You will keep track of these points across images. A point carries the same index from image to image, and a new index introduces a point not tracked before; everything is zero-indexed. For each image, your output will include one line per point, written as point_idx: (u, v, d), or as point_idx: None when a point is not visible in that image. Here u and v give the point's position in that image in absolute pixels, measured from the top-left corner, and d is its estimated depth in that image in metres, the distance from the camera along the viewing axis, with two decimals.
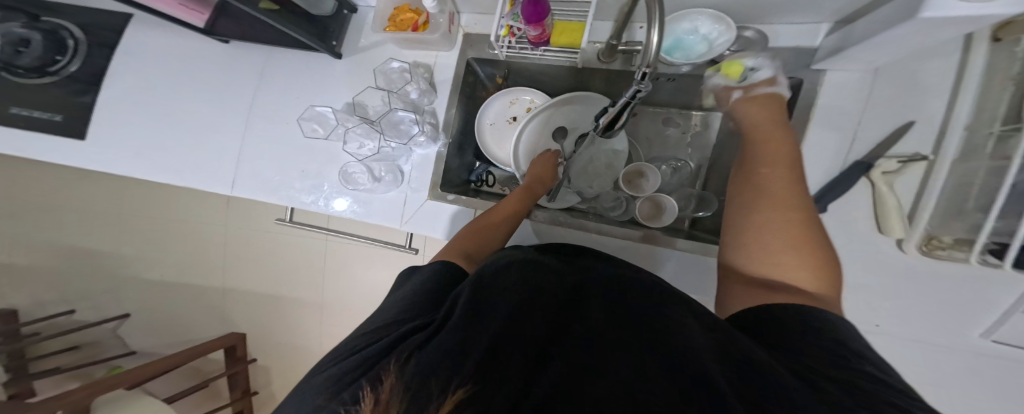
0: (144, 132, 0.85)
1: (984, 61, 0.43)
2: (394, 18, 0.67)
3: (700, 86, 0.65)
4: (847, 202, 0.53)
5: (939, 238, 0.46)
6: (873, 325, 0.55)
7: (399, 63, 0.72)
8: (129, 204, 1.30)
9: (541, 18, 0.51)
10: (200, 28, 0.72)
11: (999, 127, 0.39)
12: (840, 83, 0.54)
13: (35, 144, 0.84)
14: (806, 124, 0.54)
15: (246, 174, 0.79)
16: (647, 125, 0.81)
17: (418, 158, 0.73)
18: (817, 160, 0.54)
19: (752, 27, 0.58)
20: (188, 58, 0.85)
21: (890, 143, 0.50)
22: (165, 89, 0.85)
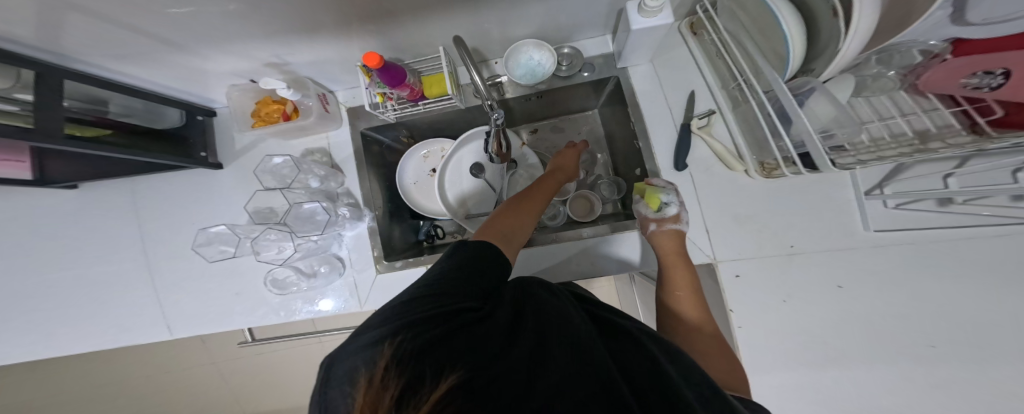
0: (49, 314, 0.76)
1: (697, 44, 0.62)
2: (258, 112, 0.63)
3: (561, 97, 0.74)
4: (693, 154, 0.67)
5: (768, 162, 0.56)
6: (790, 246, 0.60)
7: (282, 157, 0.68)
8: (70, 376, 1.17)
9: (400, 78, 0.55)
10: (29, 180, 0.64)
11: (733, 84, 0.56)
12: (642, 74, 0.69)
13: None
14: (636, 106, 0.68)
15: (181, 314, 0.74)
16: (547, 136, 0.85)
17: (351, 240, 0.71)
18: (665, 131, 0.68)
19: (568, 45, 0.67)
20: (62, 223, 0.75)
21: (689, 107, 0.66)
22: (50, 262, 0.76)
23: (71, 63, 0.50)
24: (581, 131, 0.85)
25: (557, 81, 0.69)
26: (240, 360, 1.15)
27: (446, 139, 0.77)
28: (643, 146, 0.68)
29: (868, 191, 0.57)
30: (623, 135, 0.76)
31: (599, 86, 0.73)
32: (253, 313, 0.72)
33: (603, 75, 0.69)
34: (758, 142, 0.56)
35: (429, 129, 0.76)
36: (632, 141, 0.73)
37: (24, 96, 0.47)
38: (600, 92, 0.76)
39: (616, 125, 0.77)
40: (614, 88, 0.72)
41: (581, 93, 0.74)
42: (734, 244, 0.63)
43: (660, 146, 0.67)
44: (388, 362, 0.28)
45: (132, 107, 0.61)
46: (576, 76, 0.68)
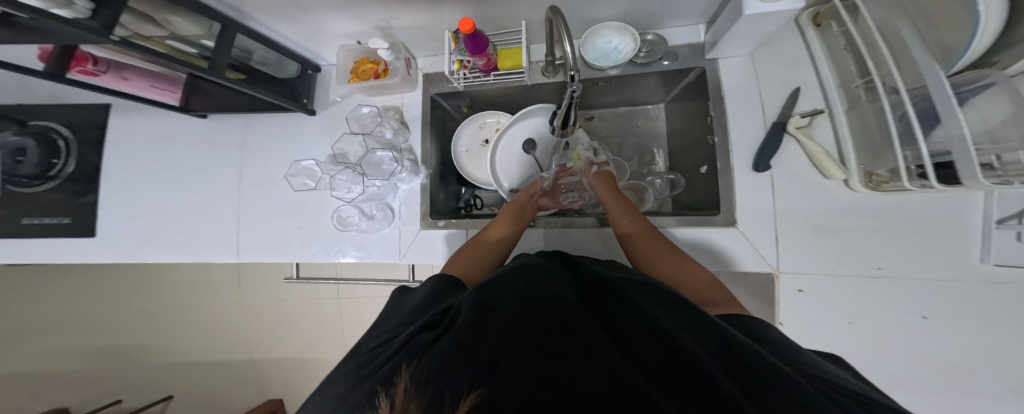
0: (153, 219, 0.89)
1: (819, 39, 0.57)
2: (355, 69, 0.69)
3: (632, 85, 0.74)
4: (781, 154, 0.63)
5: (878, 173, 0.51)
6: (876, 268, 0.56)
7: (369, 108, 0.74)
8: (127, 289, 1.28)
9: (483, 47, 0.54)
10: (175, 106, 0.77)
11: (860, 81, 0.50)
12: (732, 67, 0.65)
13: (52, 248, 0.89)
14: (721, 100, 0.65)
15: (250, 240, 0.83)
16: (605, 124, 0.85)
17: (404, 193, 0.76)
18: (743, 129, 0.65)
19: (651, 32, 0.67)
20: (175, 143, 0.89)
21: (791, 105, 0.61)
22: (159, 173, 0.90)
23: (245, 20, 0.63)
24: (638, 124, 0.84)
25: (632, 68, 0.68)
26: (267, 306, 1.19)
27: (503, 112, 0.74)
28: (719, 141, 0.66)
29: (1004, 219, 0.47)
30: (692, 130, 0.74)
31: (677, 77, 0.70)
32: (307, 247, 0.79)
33: (687, 64, 0.67)
34: (875, 149, 0.50)
35: (489, 102, 0.76)
36: (707, 137, 0.69)
37: (207, 43, 0.59)
38: (672, 85, 0.74)
39: (679, 121, 0.78)
40: (695, 80, 0.69)
41: (653, 83, 0.73)
42: (800, 256, 0.61)
43: (740, 144, 0.64)
44: (405, 383, 0.31)
45: (267, 57, 0.71)
46: (655, 63, 0.67)
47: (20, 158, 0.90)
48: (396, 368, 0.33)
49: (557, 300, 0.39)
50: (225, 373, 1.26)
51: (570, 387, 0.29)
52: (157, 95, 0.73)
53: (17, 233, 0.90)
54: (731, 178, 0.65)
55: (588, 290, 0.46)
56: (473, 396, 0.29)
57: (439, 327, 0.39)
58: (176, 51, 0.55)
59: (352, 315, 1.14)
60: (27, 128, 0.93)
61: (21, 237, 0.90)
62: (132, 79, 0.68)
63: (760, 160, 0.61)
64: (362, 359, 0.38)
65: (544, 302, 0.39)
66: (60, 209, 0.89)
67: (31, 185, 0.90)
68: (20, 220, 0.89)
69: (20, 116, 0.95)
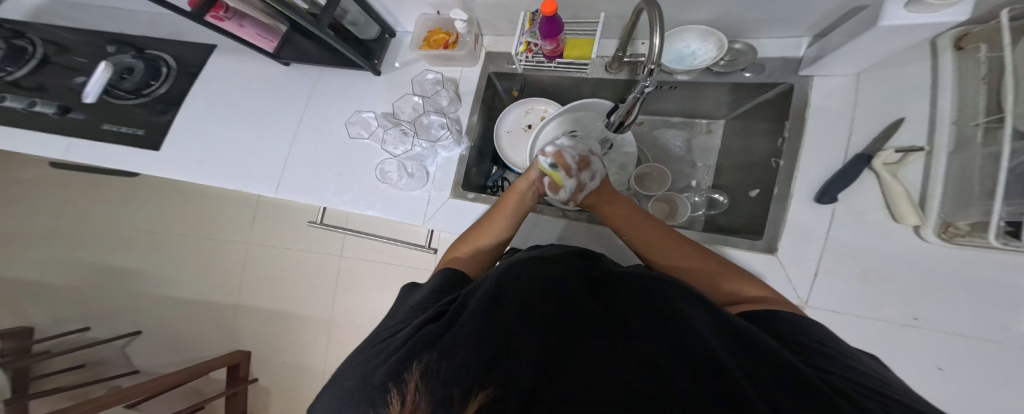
0: (210, 143, 0.97)
1: (952, 65, 0.55)
2: (428, 38, 0.73)
3: (701, 95, 0.74)
4: (853, 190, 0.60)
5: (956, 225, 0.51)
6: (912, 318, 0.54)
7: (433, 75, 0.79)
8: (138, 215, 1.30)
9: (555, 34, 0.58)
10: (269, 53, 0.86)
11: (984, 119, 0.50)
12: (830, 85, 0.64)
13: (119, 155, 0.97)
14: (801, 122, 0.64)
15: (291, 178, 0.88)
16: (652, 131, 0.87)
17: (442, 160, 0.80)
18: (818, 159, 0.62)
19: (739, 41, 0.69)
20: (250, 80, 0.99)
21: (886, 138, 0.58)
22: (227, 103, 1.00)
23: None
24: (692, 138, 0.84)
25: (706, 75, 0.69)
26: (268, 251, 1.21)
27: (554, 103, 0.78)
28: (784, 165, 0.64)
29: None
30: (752, 151, 0.74)
31: (757, 91, 0.69)
32: (340, 194, 0.83)
33: (774, 78, 0.66)
34: (966, 197, 0.50)
35: (540, 91, 0.79)
36: (772, 160, 0.68)
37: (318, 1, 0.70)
38: (742, 101, 0.73)
39: (740, 141, 0.77)
40: (775, 97, 0.68)
41: (718, 95, 0.73)
42: (837, 292, 0.57)
43: (804, 175, 0.62)
44: (417, 376, 0.32)
45: (357, 19, 0.80)
46: (734, 74, 0.67)
47: (125, 76, 1.03)
48: (407, 359, 0.34)
49: (567, 309, 0.39)
50: (210, 313, 1.26)
51: (576, 396, 0.29)
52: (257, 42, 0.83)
53: (94, 136, 0.99)
54: (786, 206, 0.63)
55: (602, 287, 0.44)
56: (481, 395, 0.30)
57: (449, 317, 0.39)
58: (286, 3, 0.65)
59: (349, 272, 1.15)
60: (142, 55, 1.08)
61: (95, 141, 0.99)
62: (246, 26, 0.79)
63: (826, 191, 0.59)
64: (375, 346, 0.39)
65: (556, 305, 0.39)
66: (140, 122, 1.00)
67: (120, 97, 1.03)
68: (101, 125, 1.00)
69: (139, 43, 1.11)
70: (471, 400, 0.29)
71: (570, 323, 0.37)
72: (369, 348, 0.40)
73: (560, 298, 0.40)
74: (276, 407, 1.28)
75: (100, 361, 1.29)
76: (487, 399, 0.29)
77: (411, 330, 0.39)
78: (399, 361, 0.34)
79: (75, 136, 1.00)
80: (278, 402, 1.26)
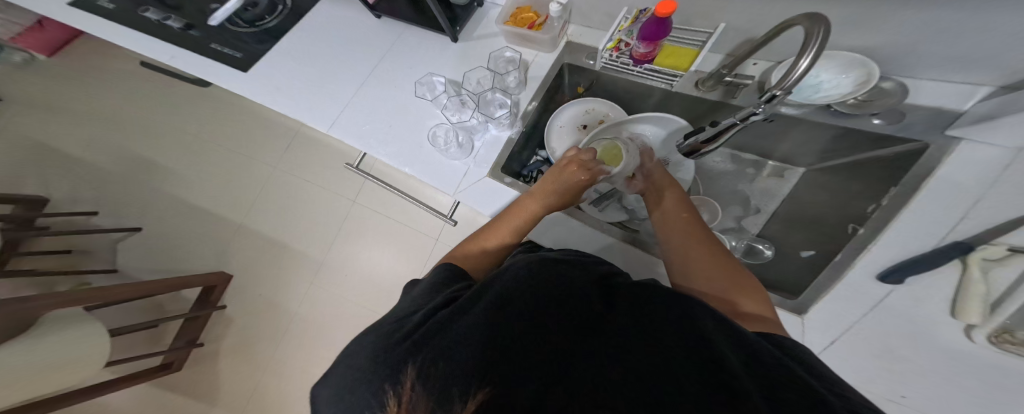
0: (283, 71, 1.03)
1: None
2: (516, 15, 0.75)
3: (790, 133, 0.65)
4: (935, 275, 0.49)
5: (1014, 332, 0.44)
6: (899, 395, 0.51)
7: (512, 53, 0.80)
8: (195, 126, 1.38)
9: (659, 36, 0.57)
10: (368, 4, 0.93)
11: None
12: (972, 156, 0.51)
13: (214, 68, 1.05)
14: (913, 190, 0.52)
15: (344, 120, 0.89)
16: (709, 164, 0.81)
17: (490, 138, 0.78)
18: (924, 232, 0.51)
19: (892, 79, 0.57)
20: (338, 26, 1.06)
21: (1001, 232, 0.45)
22: (312, 43, 1.06)
23: None
24: (754, 180, 0.77)
25: (820, 114, 0.59)
26: (293, 183, 1.23)
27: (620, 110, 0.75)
28: (865, 234, 0.55)
29: None
30: (824, 210, 0.67)
31: (876, 143, 0.57)
32: (386, 146, 0.82)
33: (907, 132, 0.54)
34: None
35: (609, 93, 0.76)
36: (850, 225, 0.61)
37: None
38: (841, 152, 0.63)
39: (822, 195, 0.68)
40: (896, 155, 0.55)
41: (818, 139, 0.63)
42: (851, 366, 0.52)
43: (884, 245, 0.53)
44: (417, 371, 0.27)
45: None
46: (859, 117, 0.56)
47: (249, 7, 1.11)
48: (398, 356, 0.29)
49: (587, 300, 0.32)
50: (210, 230, 1.25)
51: None
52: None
53: (195, 48, 1.07)
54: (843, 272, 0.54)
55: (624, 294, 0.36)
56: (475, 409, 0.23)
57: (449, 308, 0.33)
58: None
59: (357, 221, 1.16)
60: None
61: (197, 55, 1.07)
62: None
63: (891, 274, 0.49)
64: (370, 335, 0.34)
65: (567, 305, 0.31)
66: (238, 46, 1.08)
67: (236, 26, 1.11)
68: (208, 44, 1.08)
69: None
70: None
71: (582, 327, 0.29)
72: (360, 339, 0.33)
73: (572, 296, 0.32)
74: (228, 345, 1.18)
75: (87, 250, 1.28)
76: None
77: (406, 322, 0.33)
78: (391, 357, 0.29)
79: (184, 49, 1.09)
80: (234, 338, 1.18)
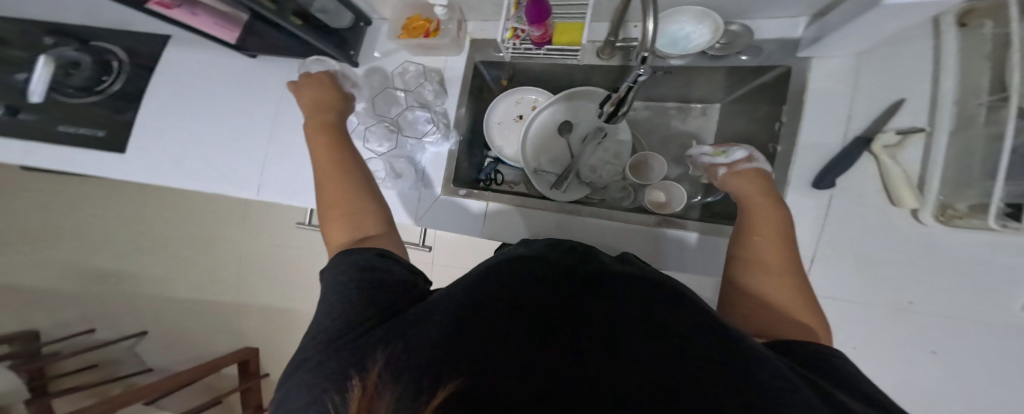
0: (176, 143, 0.91)
1: (956, 40, 0.52)
2: (406, 26, 0.72)
3: (692, 80, 0.71)
4: (851, 174, 0.59)
5: (954, 207, 0.52)
6: (907, 302, 0.57)
7: (415, 66, 0.76)
8: (140, 219, 1.35)
9: (543, 16, 0.54)
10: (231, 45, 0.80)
11: (988, 97, 0.48)
12: (829, 68, 0.59)
13: (81, 158, 0.92)
14: (801, 102, 0.60)
15: (272, 179, 0.86)
16: (646, 116, 0.83)
17: (431, 156, 0.78)
18: (822, 134, 0.59)
19: (737, 22, 0.63)
20: (214, 71, 0.92)
21: (885, 120, 0.56)
22: (192, 98, 0.93)
23: None
24: (689, 119, 0.81)
25: (703, 60, 0.64)
26: (268, 250, 1.26)
27: (543, 91, 0.79)
28: (784, 151, 0.61)
29: None
30: (751, 135, 0.72)
31: (753, 75, 0.65)
32: None
33: (772, 60, 0.61)
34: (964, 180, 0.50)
35: (531, 77, 0.79)
36: (769, 145, 0.67)
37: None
38: (741, 83, 0.68)
39: (745, 122, 0.74)
40: (775, 79, 0.63)
41: (717, 80, 0.69)
42: (833, 278, 0.60)
43: (809, 160, 0.60)
44: (378, 366, 0.24)
45: (325, 6, 0.75)
46: (731, 57, 0.62)
47: (71, 71, 0.95)
48: (363, 351, 0.26)
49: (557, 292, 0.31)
50: (211, 311, 1.31)
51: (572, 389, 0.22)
52: (223, 34, 0.78)
53: (49, 139, 0.92)
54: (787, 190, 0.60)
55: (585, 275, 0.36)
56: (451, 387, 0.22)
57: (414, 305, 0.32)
58: None
59: None
60: (88, 47, 0.97)
61: (56, 145, 0.92)
62: (201, 15, 0.74)
63: (822, 180, 0.57)
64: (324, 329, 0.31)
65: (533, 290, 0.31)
66: (98, 122, 0.93)
67: (74, 97, 0.95)
68: (55, 127, 0.92)
69: (83, 33, 0.99)
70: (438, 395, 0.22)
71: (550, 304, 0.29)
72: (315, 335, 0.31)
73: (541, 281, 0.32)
74: None
75: (112, 361, 1.35)
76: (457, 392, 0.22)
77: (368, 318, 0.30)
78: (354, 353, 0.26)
79: (33, 139, 0.93)
80: None
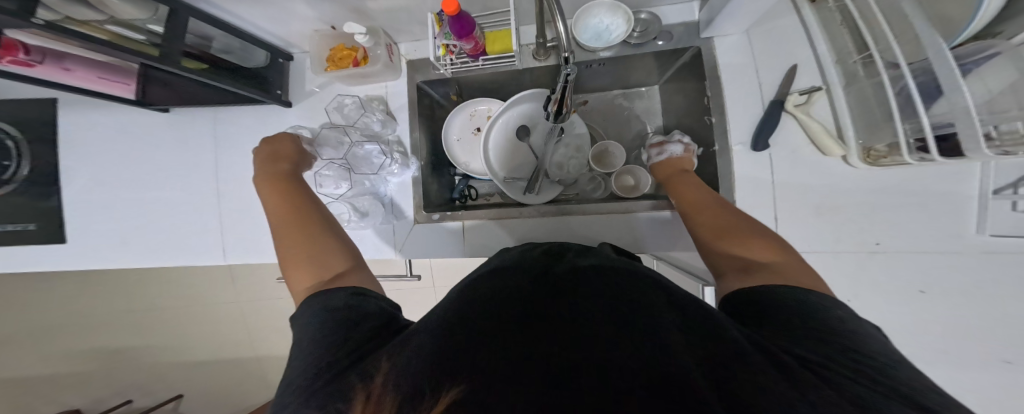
0: (112, 224, 0.82)
1: (814, 14, 0.59)
2: (333, 57, 0.74)
3: (627, 66, 0.78)
4: (779, 134, 0.64)
5: (875, 148, 0.55)
6: (874, 244, 0.58)
7: (352, 98, 0.76)
8: (134, 295, 1.37)
9: (468, 29, 0.64)
10: (133, 100, 0.73)
11: (858, 57, 0.53)
12: (727, 45, 0.68)
13: (3, 255, 0.80)
14: (717, 79, 0.68)
15: (235, 239, 0.80)
16: (599, 107, 0.89)
17: (396, 186, 0.75)
18: (743, 107, 0.67)
19: (645, 11, 0.71)
20: (130, 136, 0.81)
21: (790, 83, 0.64)
22: (114, 170, 0.82)
23: (199, 4, 0.64)
24: (635, 106, 0.88)
25: (627, 49, 0.72)
26: (271, 303, 1.32)
27: (495, 101, 0.82)
28: (717, 121, 0.68)
29: (999, 190, 0.50)
30: (689, 113, 0.78)
31: (673, 57, 0.74)
32: None
33: (682, 43, 0.71)
34: (872, 124, 0.53)
35: (478, 88, 0.83)
36: (705, 117, 0.72)
37: (154, 28, 0.60)
38: (667, 65, 0.78)
39: (682, 99, 0.79)
40: (690, 59, 0.73)
41: (647, 64, 0.77)
42: (801, 234, 0.62)
43: (737, 127, 0.67)
44: (382, 376, 0.27)
45: (230, 45, 0.72)
46: (649, 43, 0.71)
47: None
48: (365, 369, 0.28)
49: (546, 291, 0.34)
50: (238, 363, 1.41)
51: (558, 381, 0.25)
52: (103, 87, 0.68)
53: None
54: (730, 156, 0.66)
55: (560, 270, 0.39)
56: (451, 394, 0.25)
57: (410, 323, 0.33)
58: (119, 36, 0.56)
59: None
60: None
61: None
62: (75, 69, 0.63)
63: (759, 140, 0.63)
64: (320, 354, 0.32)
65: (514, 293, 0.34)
66: (21, 215, 0.79)
67: None
68: None
69: None
70: (440, 400, 0.25)
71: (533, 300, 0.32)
72: (318, 343, 0.33)
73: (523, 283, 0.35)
74: None
75: None
76: (457, 397, 0.25)
77: (367, 342, 0.32)
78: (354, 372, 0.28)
79: None
80: None
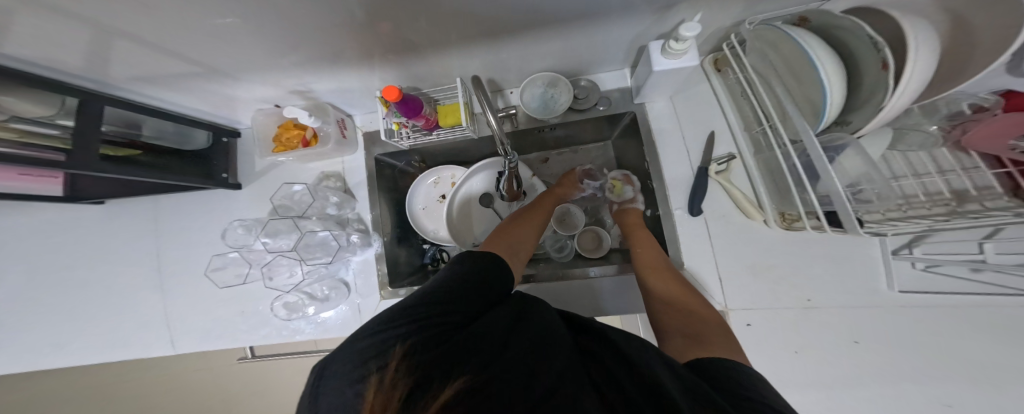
0: (50, 327, 0.76)
1: (722, 84, 0.66)
2: (279, 137, 0.71)
3: (581, 127, 0.81)
4: (709, 198, 0.70)
5: (789, 212, 0.57)
6: (806, 300, 0.62)
7: (300, 185, 0.75)
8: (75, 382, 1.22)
9: (417, 110, 0.63)
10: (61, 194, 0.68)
11: (758, 128, 0.58)
12: (658, 110, 0.73)
13: None
14: (652, 142, 0.73)
15: (187, 330, 0.75)
16: (560, 164, 0.93)
17: (357, 265, 0.74)
18: (678, 169, 0.72)
19: (585, 78, 0.74)
20: (66, 232, 0.77)
21: (716, 148, 0.70)
22: (50, 269, 0.77)
23: (113, 91, 0.59)
24: (593, 160, 0.91)
25: (572, 113, 0.76)
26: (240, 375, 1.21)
27: (457, 167, 0.84)
28: (658, 186, 0.72)
29: (896, 252, 0.59)
30: (636, 168, 0.81)
31: (614, 120, 0.79)
32: (255, 331, 0.74)
33: (620, 109, 0.75)
34: (780, 193, 0.57)
35: (442, 156, 0.84)
36: (647, 182, 0.77)
37: (63, 122, 0.56)
38: (612, 125, 0.82)
39: (632, 154, 0.82)
40: (629, 122, 0.78)
41: (592, 125, 0.81)
42: (749, 293, 0.65)
43: (676, 189, 0.71)
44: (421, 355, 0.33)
45: (161, 129, 0.69)
46: (592, 108, 0.75)
47: None
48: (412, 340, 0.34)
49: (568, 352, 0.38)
50: None
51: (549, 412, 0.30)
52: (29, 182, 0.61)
53: None
54: (674, 221, 0.70)
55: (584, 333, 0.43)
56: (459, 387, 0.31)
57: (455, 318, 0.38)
58: (27, 134, 0.53)
59: None
60: None
61: None
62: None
63: (693, 206, 0.68)
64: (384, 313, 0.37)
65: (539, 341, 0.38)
66: None
67: None
68: None
69: None
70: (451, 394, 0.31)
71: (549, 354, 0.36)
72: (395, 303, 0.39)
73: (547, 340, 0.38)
74: None
75: None
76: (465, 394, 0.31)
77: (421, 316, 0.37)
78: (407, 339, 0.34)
79: None
80: None
